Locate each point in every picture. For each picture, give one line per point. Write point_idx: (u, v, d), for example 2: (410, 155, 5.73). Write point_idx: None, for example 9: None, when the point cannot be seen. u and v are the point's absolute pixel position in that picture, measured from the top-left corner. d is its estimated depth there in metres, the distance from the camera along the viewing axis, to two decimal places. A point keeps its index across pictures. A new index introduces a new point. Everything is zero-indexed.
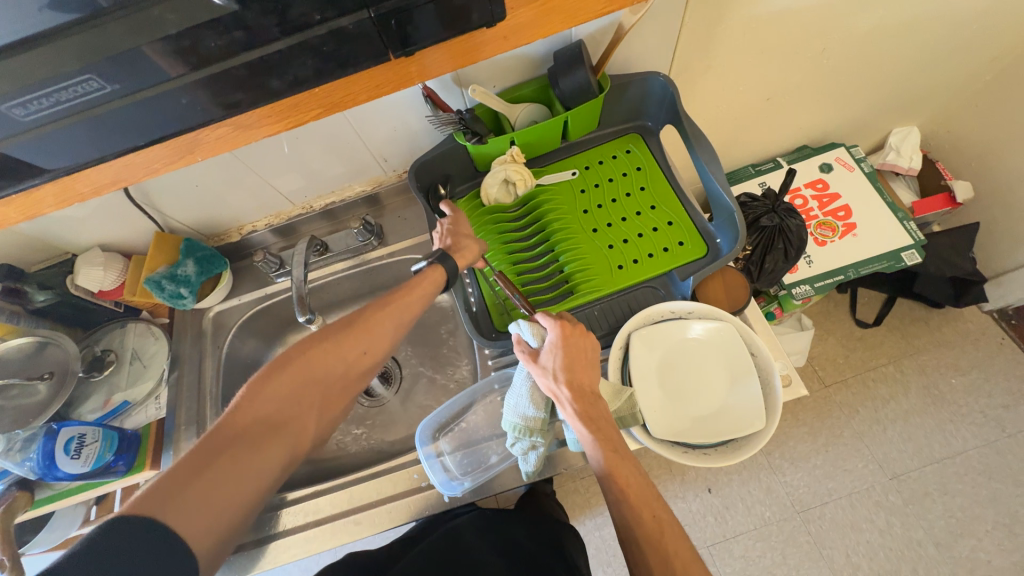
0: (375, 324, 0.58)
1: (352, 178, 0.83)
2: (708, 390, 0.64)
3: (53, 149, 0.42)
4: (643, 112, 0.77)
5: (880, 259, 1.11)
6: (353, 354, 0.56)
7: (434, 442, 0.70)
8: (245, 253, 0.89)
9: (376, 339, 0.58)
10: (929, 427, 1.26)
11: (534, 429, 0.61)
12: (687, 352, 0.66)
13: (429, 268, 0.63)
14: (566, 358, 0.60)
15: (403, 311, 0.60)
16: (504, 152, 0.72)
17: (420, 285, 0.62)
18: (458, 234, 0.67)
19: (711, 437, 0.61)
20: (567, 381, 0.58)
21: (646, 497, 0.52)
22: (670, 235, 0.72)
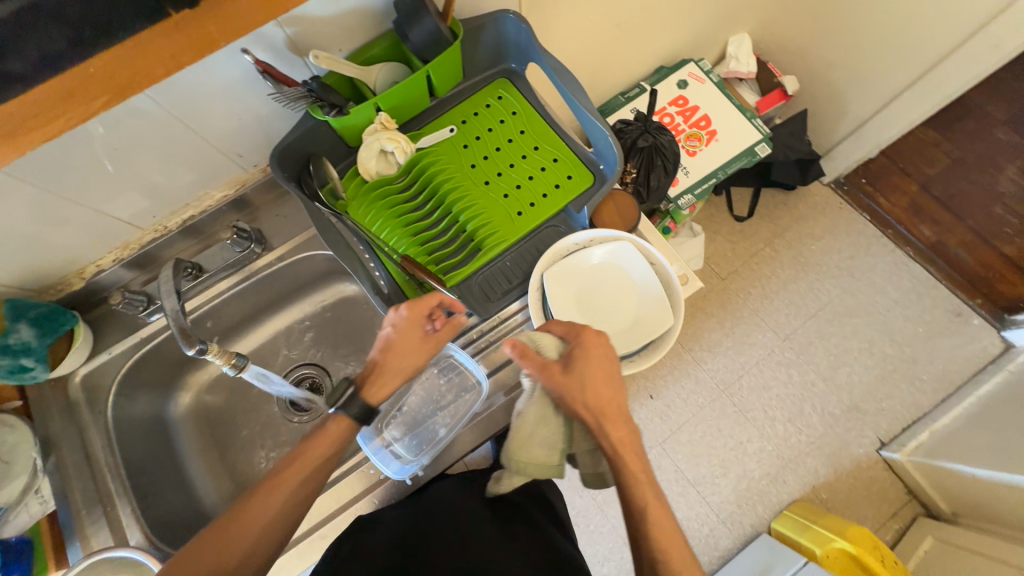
0: (256, 510, 0.53)
1: (206, 184, 0.73)
2: (621, 306, 0.71)
3: None
4: (504, 54, 0.76)
5: (740, 156, 1.26)
6: (235, 554, 0.51)
7: (379, 435, 0.69)
8: (99, 299, 0.75)
9: (263, 529, 0.52)
10: (803, 289, 1.50)
11: (540, 474, 0.61)
12: (599, 280, 0.71)
13: (337, 422, 0.58)
14: (587, 374, 0.59)
15: (317, 463, 0.56)
16: (372, 121, 0.68)
17: (331, 442, 0.57)
18: (390, 348, 0.62)
19: (633, 344, 0.69)
20: (589, 395, 0.59)
21: (656, 507, 0.56)
22: (558, 171, 0.74)
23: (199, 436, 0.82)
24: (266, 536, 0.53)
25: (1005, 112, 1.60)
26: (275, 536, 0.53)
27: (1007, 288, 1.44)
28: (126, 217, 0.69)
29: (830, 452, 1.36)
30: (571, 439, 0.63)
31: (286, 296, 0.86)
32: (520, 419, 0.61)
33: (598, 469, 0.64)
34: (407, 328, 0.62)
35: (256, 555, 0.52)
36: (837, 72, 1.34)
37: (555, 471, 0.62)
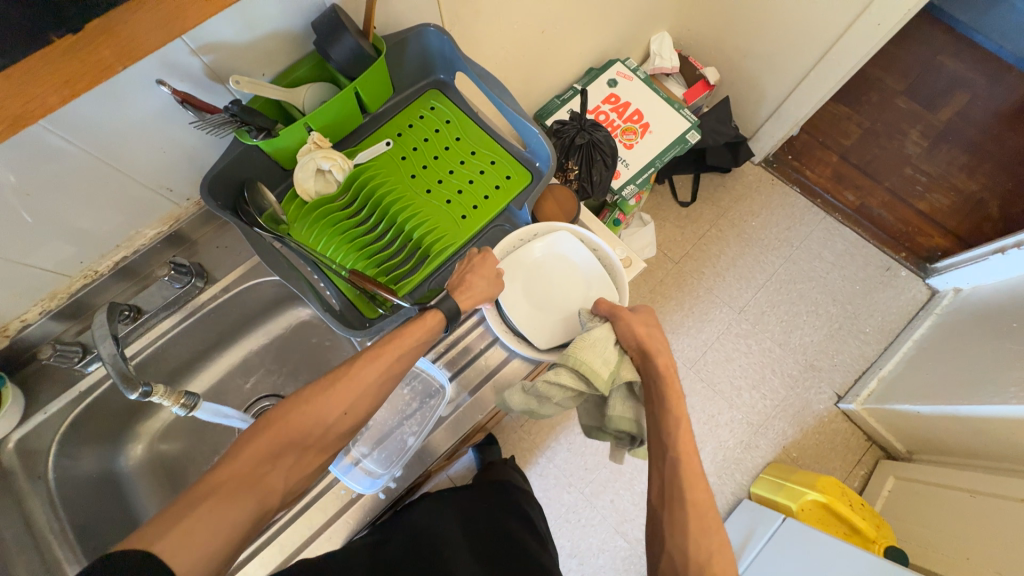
0: (337, 393, 0.56)
1: (137, 223, 0.70)
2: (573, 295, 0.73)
3: None
4: (431, 67, 0.78)
5: (674, 144, 1.32)
6: (339, 410, 0.56)
7: (346, 454, 0.69)
8: (28, 357, 0.71)
9: (359, 400, 0.57)
10: (750, 263, 1.59)
11: (590, 377, 0.61)
12: (547, 271, 0.73)
13: (430, 316, 0.62)
14: (649, 320, 0.66)
15: (390, 367, 0.59)
16: (305, 141, 0.68)
17: (420, 329, 0.61)
18: (469, 271, 0.66)
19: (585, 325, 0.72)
20: (650, 331, 0.65)
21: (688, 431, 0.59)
22: (497, 173, 0.76)
23: (157, 488, 0.77)
24: (361, 407, 0.57)
25: (902, 83, 1.77)
26: (366, 408, 0.57)
27: (925, 240, 1.58)
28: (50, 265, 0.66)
29: (795, 412, 1.43)
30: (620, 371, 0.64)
31: (238, 329, 0.84)
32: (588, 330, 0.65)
33: (631, 414, 0.63)
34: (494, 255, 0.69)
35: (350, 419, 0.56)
36: (751, 59, 1.44)
37: (604, 382, 0.61)
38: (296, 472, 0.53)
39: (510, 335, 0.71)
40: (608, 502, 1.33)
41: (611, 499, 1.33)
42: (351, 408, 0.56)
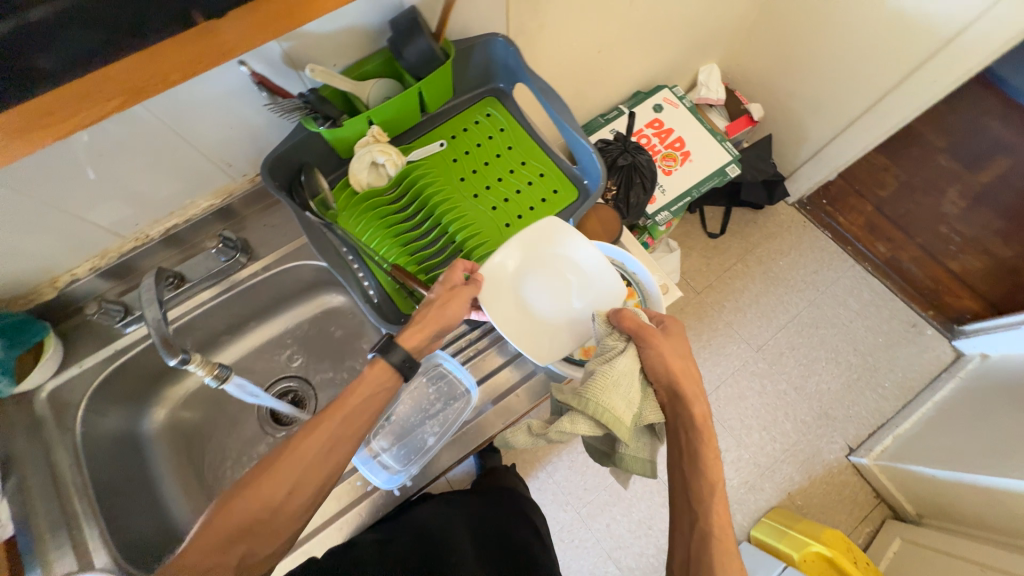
0: (278, 468, 0.51)
1: (193, 193, 0.72)
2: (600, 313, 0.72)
3: None
4: (492, 75, 0.79)
5: (713, 176, 1.33)
6: (287, 484, 0.51)
7: (367, 445, 0.69)
8: (71, 309, 0.72)
9: (303, 475, 0.52)
10: (773, 303, 1.57)
11: (613, 429, 0.55)
12: (550, 278, 0.70)
13: (373, 366, 0.57)
14: (678, 352, 0.63)
15: (333, 432, 0.54)
16: (364, 134, 0.69)
17: (368, 386, 0.57)
18: (450, 302, 0.61)
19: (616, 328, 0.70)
20: (682, 368, 0.62)
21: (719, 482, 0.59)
22: (544, 185, 0.77)
23: (173, 454, 0.78)
24: (313, 478, 0.52)
25: None
26: (320, 480, 0.53)
27: (954, 300, 1.56)
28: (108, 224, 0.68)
29: (804, 458, 1.41)
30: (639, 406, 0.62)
31: (271, 308, 0.85)
32: (608, 367, 0.59)
33: (650, 458, 0.61)
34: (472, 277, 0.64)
35: (302, 493, 0.52)
36: (797, 101, 1.45)
37: (628, 430, 0.57)
38: (253, 558, 0.50)
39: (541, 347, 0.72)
40: (604, 526, 1.32)
41: (607, 523, 1.32)
42: (301, 482, 0.52)
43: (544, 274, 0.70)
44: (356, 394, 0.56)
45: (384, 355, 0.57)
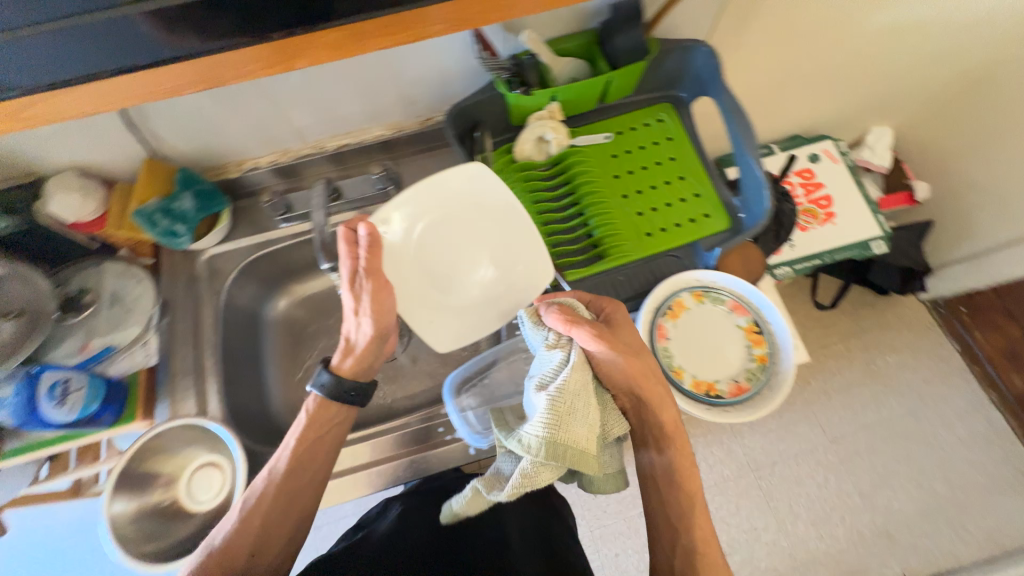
0: (241, 528, 0.53)
1: (372, 119, 0.78)
2: (716, 351, 0.65)
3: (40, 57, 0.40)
4: (678, 82, 0.77)
5: (852, 247, 1.22)
6: (262, 533, 0.53)
7: (458, 397, 0.74)
8: (243, 192, 0.81)
9: (264, 535, 0.53)
10: (866, 398, 1.43)
11: (578, 466, 0.48)
12: (450, 238, 0.66)
13: (314, 403, 0.59)
14: (638, 342, 0.58)
15: (287, 483, 0.56)
16: (542, 108, 0.71)
17: (311, 429, 0.58)
18: (376, 272, 0.58)
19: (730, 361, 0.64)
20: (645, 363, 0.57)
21: (695, 476, 0.58)
22: (697, 206, 0.74)
23: (280, 343, 0.87)
24: (287, 522, 0.55)
25: None
26: (290, 529, 0.55)
27: None
28: (299, 127, 0.75)
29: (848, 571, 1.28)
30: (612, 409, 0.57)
31: None
32: (560, 392, 0.49)
33: (619, 468, 0.54)
34: (371, 255, 0.57)
35: (276, 541, 0.54)
36: (975, 192, 1.28)
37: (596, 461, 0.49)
38: None
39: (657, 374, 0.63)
40: None
41: None
42: (276, 527, 0.54)
43: (415, 241, 0.65)
44: (300, 440, 0.57)
45: (325, 393, 0.59)
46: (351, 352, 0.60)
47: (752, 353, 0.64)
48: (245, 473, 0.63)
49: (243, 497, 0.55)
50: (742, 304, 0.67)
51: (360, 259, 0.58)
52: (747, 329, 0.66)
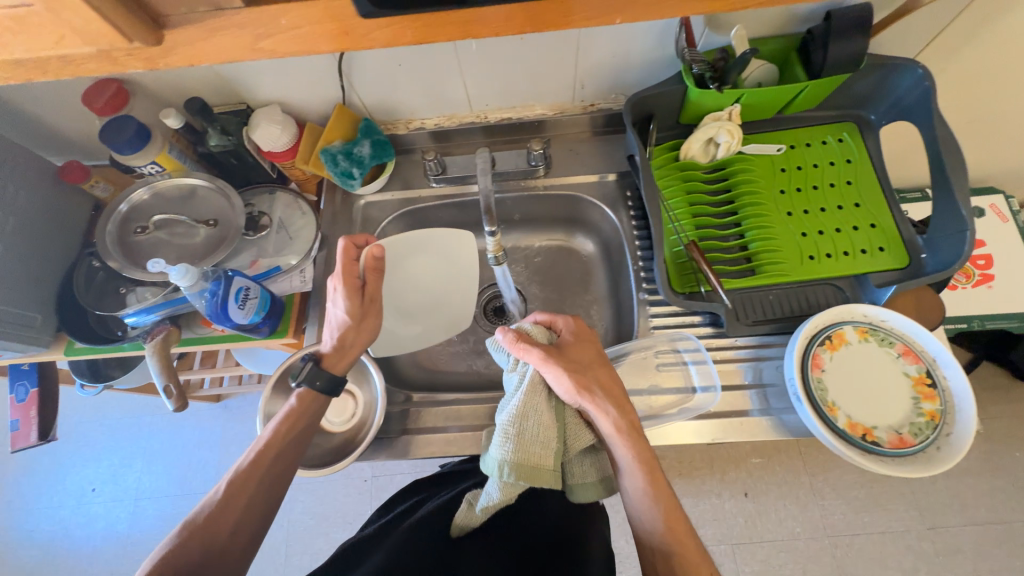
0: (236, 486, 0.52)
1: (539, 98, 0.79)
2: (878, 395, 0.59)
3: None
4: (869, 103, 0.72)
5: (1010, 317, 1.08)
6: (252, 503, 0.52)
7: None
8: (403, 150, 0.86)
9: (254, 498, 0.53)
10: (980, 491, 1.20)
11: (533, 483, 0.50)
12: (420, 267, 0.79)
13: (302, 396, 0.58)
14: (593, 356, 0.59)
15: (286, 447, 0.56)
16: (721, 108, 0.68)
17: (300, 419, 0.58)
18: (374, 270, 0.64)
19: (893, 411, 0.58)
20: (594, 378, 0.56)
21: (657, 472, 0.54)
22: (871, 237, 0.68)
23: None
24: (271, 496, 0.54)
25: None
26: (276, 493, 0.55)
27: None
28: (471, 94, 0.78)
29: None
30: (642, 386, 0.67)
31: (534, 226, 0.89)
32: (512, 418, 0.52)
33: (602, 478, 0.56)
34: (375, 275, 0.64)
35: (253, 518, 0.52)
36: None
37: (550, 476, 0.51)
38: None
39: (809, 404, 0.59)
40: None
41: None
42: (255, 507, 0.52)
43: (396, 271, 0.77)
44: (287, 428, 0.56)
45: (306, 384, 0.58)
46: (337, 350, 0.62)
47: (921, 407, 0.58)
48: (382, 409, 0.66)
49: (238, 464, 0.54)
50: (914, 352, 0.61)
51: (364, 271, 0.64)
52: (917, 379, 0.60)
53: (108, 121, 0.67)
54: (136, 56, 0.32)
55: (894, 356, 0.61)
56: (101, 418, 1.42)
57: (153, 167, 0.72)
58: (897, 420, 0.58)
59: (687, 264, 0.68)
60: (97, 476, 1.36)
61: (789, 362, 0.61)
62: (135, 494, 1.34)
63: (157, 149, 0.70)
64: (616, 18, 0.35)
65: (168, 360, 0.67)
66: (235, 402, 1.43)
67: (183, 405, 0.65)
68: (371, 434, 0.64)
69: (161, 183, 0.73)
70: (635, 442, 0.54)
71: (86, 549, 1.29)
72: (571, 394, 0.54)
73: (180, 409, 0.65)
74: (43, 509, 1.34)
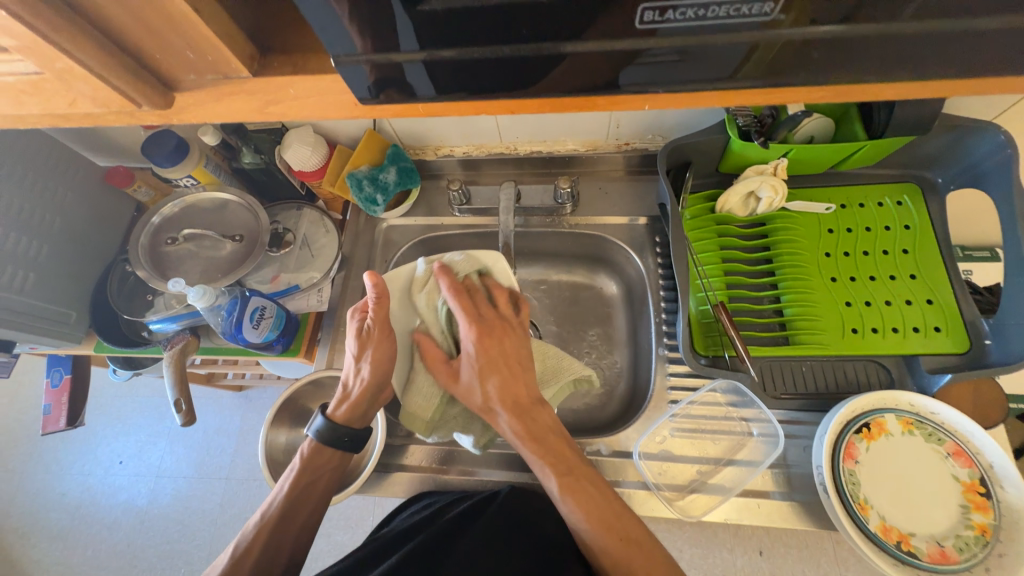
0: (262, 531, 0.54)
1: (572, 134, 0.76)
2: (917, 498, 0.53)
3: (425, 80, 0.32)
4: (936, 164, 0.65)
5: None
6: (262, 566, 0.52)
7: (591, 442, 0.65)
8: (430, 176, 0.85)
9: (282, 537, 0.54)
10: None
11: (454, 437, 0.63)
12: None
13: (310, 448, 0.57)
14: (500, 351, 0.57)
15: (304, 492, 0.56)
16: (766, 161, 0.63)
17: (311, 465, 0.57)
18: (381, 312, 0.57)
19: (935, 517, 0.52)
20: (492, 384, 0.56)
21: (589, 495, 0.50)
22: (927, 314, 0.61)
23: None
24: (283, 555, 0.54)
25: None
26: (291, 546, 0.55)
27: None
28: (502, 128, 0.76)
29: None
30: (553, 370, 0.63)
31: (557, 259, 0.86)
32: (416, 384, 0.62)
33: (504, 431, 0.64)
34: (378, 306, 0.57)
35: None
36: None
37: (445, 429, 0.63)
38: None
39: (838, 500, 0.53)
40: None
41: None
42: (268, 568, 0.53)
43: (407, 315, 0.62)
44: (295, 484, 0.55)
45: (319, 438, 0.57)
46: (346, 398, 0.59)
47: (969, 518, 0.52)
48: (381, 447, 0.64)
49: (253, 521, 0.54)
50: (966, 453, 0.54)
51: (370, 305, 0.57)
52: (967, 485, 0.53)
53: (151, 135, 0.69)
54: (149, 113, 0.36)
55: (942, 454, 0.54)
56: (136, 394, 1.50)
57: (188, 180, 0.74)
58: (940, 528, 0.52)
59: (714, 324, 0.64)
60: (124, 449, 1.43)
61: (817, 447, 0.56)
62: (156, 471, 1.39)
63: (193, 164, 0.71)
64: (647, 104, 0.35)
65: (182, 371, 0.68)
66: (256, 393, 1.47)
67: (192, 420, 0.66)
68: (368, 471, 0.63)
69: (194, 195, 0.75)
70: (535, 445, 0.53)
71: (106, 519, 1.35)
72: (467, 400, 0.56)
73: (188, 423, 0.66)
74: (73, 475, 1.42)
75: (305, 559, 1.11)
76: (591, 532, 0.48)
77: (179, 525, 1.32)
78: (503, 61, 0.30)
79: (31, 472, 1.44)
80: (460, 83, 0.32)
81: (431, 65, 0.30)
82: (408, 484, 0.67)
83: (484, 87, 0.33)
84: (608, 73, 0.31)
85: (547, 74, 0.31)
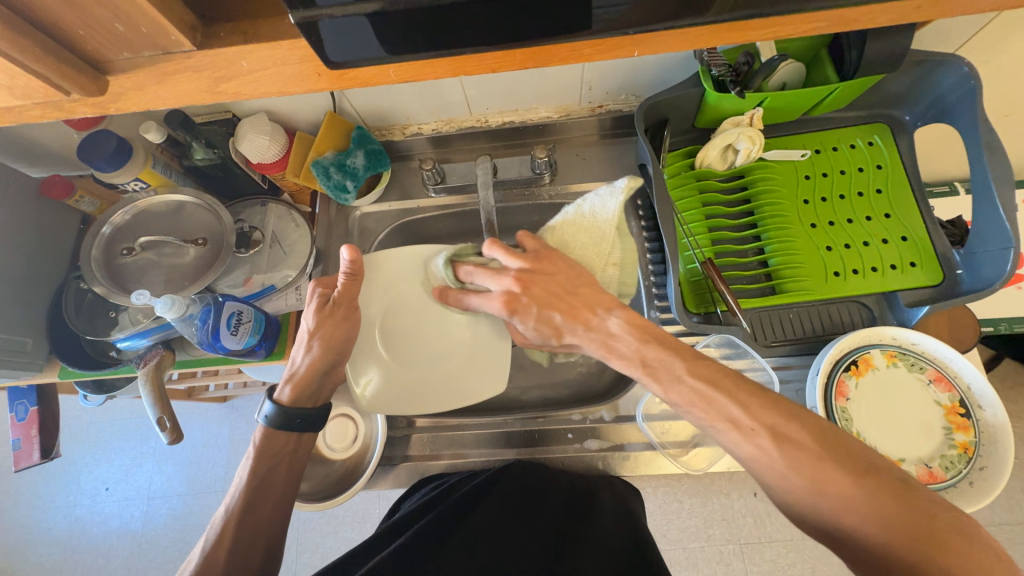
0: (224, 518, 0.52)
1: (543, 100, 0.74)
2: (903, 425, 0.56)
3: (372, 40, 0.29)
4: (903, 101, 0.66)
5: None
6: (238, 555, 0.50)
7: (596, 408, 0.66)
8: (400, 157, 0.81)
9: (250, 521, 0.52)
10: None
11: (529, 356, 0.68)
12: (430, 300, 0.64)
13: (262, 434, 0.55)
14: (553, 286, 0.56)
15: (271, 474, 0.55)
16: (741, 112, 0.63)
17: (267, 451, 0.55)
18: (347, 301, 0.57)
19: (925, 442, 0.55)
20: (560, 318, 0.55)
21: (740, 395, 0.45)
22: (902, 251, 0.63)
23: None
24: (261, 543, 0.52)
25: None
26: (266, 536, 0.53)
27: None
28: (470, 99, 0.72)
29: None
30: (596, 244, 0.62)
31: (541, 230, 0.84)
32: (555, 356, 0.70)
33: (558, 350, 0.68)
34: (350, 283, 0.55)
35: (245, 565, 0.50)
36: None
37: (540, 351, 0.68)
38: None
39: None
40: None
41: None
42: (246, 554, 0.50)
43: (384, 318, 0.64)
44: (254, 471, 0.54)
45: (269, 424, 0.56)
46: (291, 379, 0.57)
47: (952, 438, 0.55)
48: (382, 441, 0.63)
49: (219, 512, 0.53)
50: (947, 378, 0.57)
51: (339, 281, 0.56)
52: (950, 408, 0.56)
53: (86, 137, 0.63)
54: (82, 103, 0.32)
55: (925, 381, 0.57)
56: (114, 417, 1.43)
57: (137, 184, 0.68)
58: (929, 452, 0.55)
59: (703, 282, 0.64)
60: (110, 475, 1.37)
61: (810, 388, 0.58)
62: (147, 492, 1.35)
63: (139, 166, 0.66)
64: (633, 50, 0.33)
65: (160, 387, 0.64)
66: (242, 402, 1.42)
67: (179, 436, 0.63)
68: (371, 467, 0.62)
69: (145, 199, 0.69)
70: (671, 368, 0.48)
71: (101, 546, 1.31)
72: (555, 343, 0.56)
73: (175, 440, 0.62)
74: (57, 508, 1.36)
75: (315, 558, 1.10)
76: (732, 440, 0.44)
77: (180, 542, 1.29)
78: (472, 9, 0.28)
79: (12, 509, 1.37)
80: (408, 40, 0.29)
81: (376, 19, 0.28)
82: (412, 472, 0.66)
83: (452, 38, 0.30)
84: (581, 17, 0.29)
85: (514, 24, 0.29)
